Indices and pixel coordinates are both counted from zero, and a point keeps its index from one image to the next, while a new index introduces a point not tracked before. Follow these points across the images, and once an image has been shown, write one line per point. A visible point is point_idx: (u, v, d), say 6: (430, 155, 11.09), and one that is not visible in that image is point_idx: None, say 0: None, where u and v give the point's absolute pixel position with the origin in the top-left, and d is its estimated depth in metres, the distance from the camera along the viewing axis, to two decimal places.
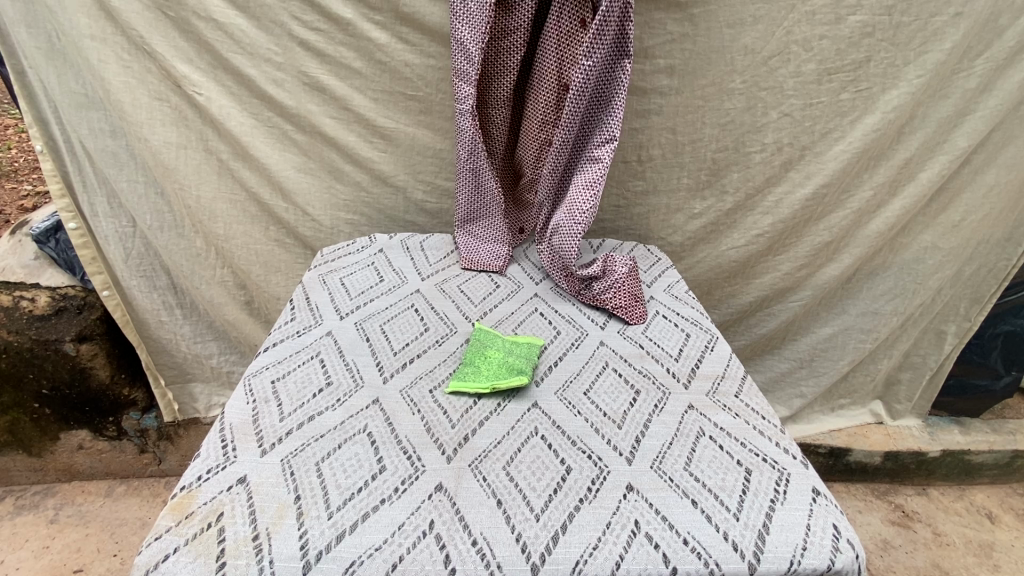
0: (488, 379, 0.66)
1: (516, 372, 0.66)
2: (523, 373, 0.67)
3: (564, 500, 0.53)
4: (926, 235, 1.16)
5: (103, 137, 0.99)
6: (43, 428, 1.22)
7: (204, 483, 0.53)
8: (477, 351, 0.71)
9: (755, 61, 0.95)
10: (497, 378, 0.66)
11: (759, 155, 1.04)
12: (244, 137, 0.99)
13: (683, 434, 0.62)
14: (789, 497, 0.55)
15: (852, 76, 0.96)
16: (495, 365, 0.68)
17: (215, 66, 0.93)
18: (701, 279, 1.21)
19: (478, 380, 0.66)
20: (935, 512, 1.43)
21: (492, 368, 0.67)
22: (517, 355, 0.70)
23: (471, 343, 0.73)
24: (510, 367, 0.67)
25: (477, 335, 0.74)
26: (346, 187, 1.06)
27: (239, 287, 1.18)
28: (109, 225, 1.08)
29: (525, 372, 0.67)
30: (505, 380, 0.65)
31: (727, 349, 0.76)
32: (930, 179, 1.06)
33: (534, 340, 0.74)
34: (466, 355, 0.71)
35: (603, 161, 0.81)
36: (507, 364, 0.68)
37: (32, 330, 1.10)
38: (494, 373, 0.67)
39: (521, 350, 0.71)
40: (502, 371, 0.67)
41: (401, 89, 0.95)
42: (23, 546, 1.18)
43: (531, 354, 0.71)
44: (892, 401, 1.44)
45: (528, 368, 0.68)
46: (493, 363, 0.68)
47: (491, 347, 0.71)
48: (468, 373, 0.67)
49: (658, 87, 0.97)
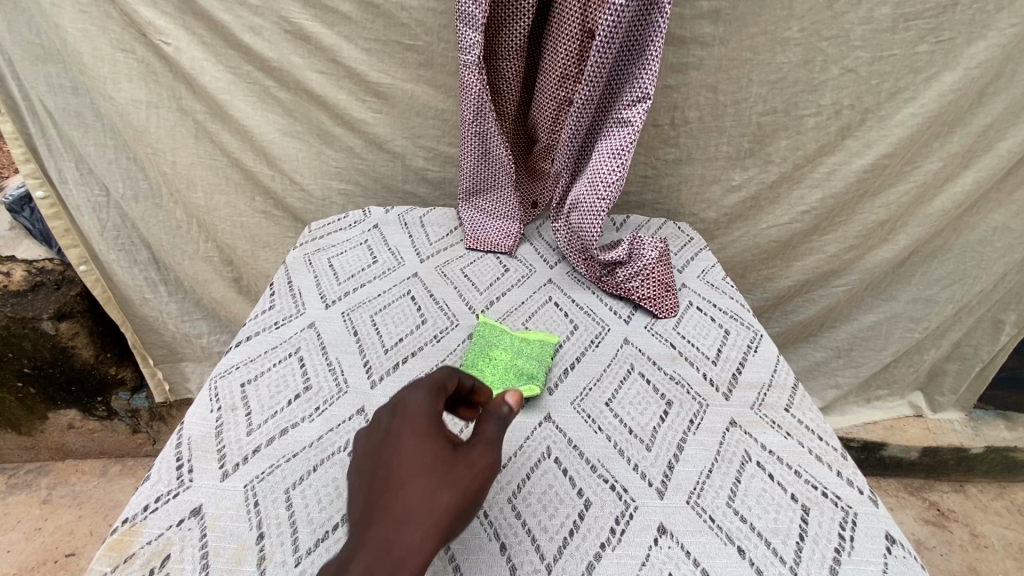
0: (489, 388, 0.56)
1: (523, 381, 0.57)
2: (533, 383, 0.57)
3: (582, 546, 0.44)
4: (997, 214, 1.02)
5: (64, 94, 0.88)
6: (31, 408, 1.16)
7: (151, 515, 0.44)
8: (479, 352, 0.61)
9: (817, 4, 0.79)
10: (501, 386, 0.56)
11: (812, 119, 0.90)
12: (221, 95, 0.87)
13: (725, 459, 0.51)
14: (858, 546, 0.45)
15: (933, 22, 0.80)
16: (497, 369, 0.58)
17: (184, 10, 0.81)
18: (735, 260, 1.09)
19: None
20: (973, 511, 1.33)
21: (494, 374, 0.57)
22: (526, 358, 0.59)
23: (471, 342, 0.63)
24: (519, 372, 0.57)
25: (479, 332, 0.63)
26: (337, 153, 0.94)
27: (225, 263, 1.09)
28: (80, 194, 0.98)
29: (535, 380, 0.57)
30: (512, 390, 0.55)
31: (773, 351, 0.65)
32: (1011, 149, 0.91)
33: (548, 337, 0.64)
34: (465, 356, 0.61)
35: (633, 125, 0.68)
36: (512, 369, 0.58)
37: (7, 307, 1.00)
38: (500, 379, 0.57)
39: (531, 350, 0.61)
40: (505, 377, 0.57)
41: (397, 38, 0.82)
42: (16, 527, 1.15)
43: (543, 355, 0.61)
44: (935, 393, 1.33)
45: (538, 377, 0.58)
46: (495, 366, 0.58)
47: (495, 348, 0.61)
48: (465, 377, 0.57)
49: (699, 36, 0.82)
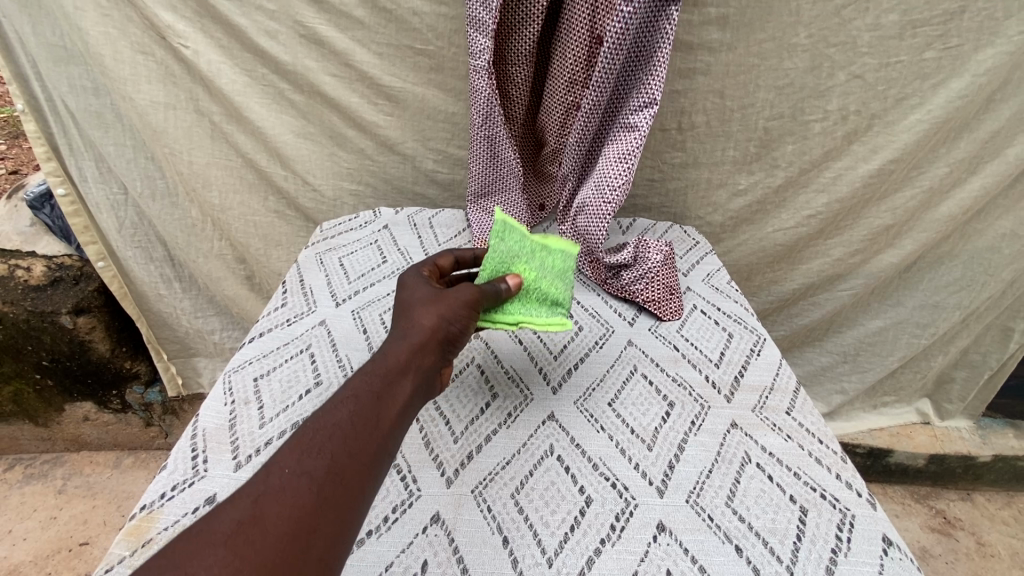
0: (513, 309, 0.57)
1: (549, 309, 0.59)
2: (558, 309, 0.59)
3: (582, 541, 0.45)
4: (1005, 221, 1.01)
5: (86, 95, 0.91)
6: (48, 400, 1.19)
7: (168, 503, 0.46)
8: (500, 265, 0.58)
9: (825, 11, 0.80)
10: (530, 315, 0.57)
11: (819, 125, 0.90)
12: (236, 97, 0.89)
13: (725, 460, 0.52)
14: (854, 548, 0.45)
15: (940, 29, 0.80)
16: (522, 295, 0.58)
17: (202, 14, 0.83)
18: (741, 264, 1.10)
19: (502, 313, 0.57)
20: (980, 520, 1.31)
21: (519, 300, 0.58)
22: (551, 275, 0.59)
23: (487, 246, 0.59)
24: (540, 297, 0.58)
25: (497, 237, 0.59)
26: (349, 154, 0.96)
27: (238, 261, 1.11)
28: (99, 193, 1.01)
29: (555, 303, 0.58)
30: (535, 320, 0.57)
31: (776, 355, 0.65)
32: (1018, 155, 0.91)
33: (569, 245, 0.61)
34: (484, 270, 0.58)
35: (640, 130, 0.69)
36: (538, 294, 0.58)
37: (28, 301, 1.03)
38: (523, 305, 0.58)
39: (555, 263, 0.60)
40: (531, 305, 0.58)
41: (408, 42, 0.83)
42: (32, 516, 1.18)
43: (567, 268, 0.61)
44: (942, 400, 1.32)
45: (563, 298, 0.59)
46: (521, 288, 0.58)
47: (516, 260, 0.59)
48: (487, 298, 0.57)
49: (707, 42, 0.83)
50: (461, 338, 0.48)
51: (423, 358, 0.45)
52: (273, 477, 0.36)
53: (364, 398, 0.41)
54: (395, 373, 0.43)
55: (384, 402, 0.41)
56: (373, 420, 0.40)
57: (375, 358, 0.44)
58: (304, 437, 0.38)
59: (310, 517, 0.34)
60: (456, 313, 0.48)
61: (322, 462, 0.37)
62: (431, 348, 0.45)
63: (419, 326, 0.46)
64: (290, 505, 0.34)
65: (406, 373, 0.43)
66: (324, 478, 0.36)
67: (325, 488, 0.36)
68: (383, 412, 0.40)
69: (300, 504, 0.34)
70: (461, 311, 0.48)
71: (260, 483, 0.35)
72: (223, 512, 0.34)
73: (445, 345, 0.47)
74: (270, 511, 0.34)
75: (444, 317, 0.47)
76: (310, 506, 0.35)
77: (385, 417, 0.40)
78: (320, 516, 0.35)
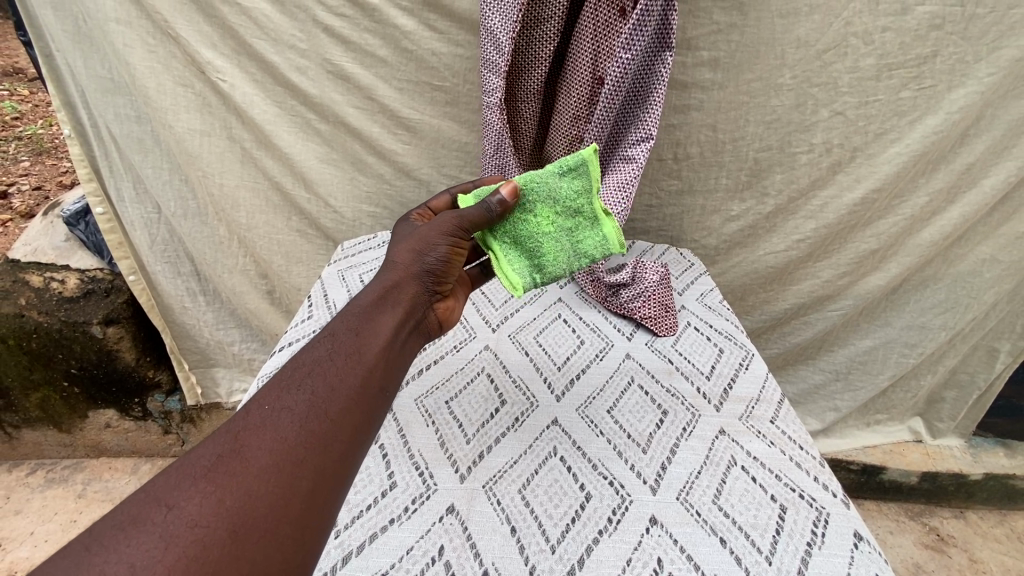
0: (506, 237, 0.63)
1: (528, 268, 0.63)
2: (534, 275, 0.63)
3: (582, 531, 0.50)
4: (984, 246, 1.07)
5: (129, 123, 0.99)
6: (73, 407, 1.25)
7: None
8: (534, 192, 0.62)
9: (808, 54, 0.87)
10: (506, 256, 0.63)
11: (805, 156, 0.97)
12: (267, 126, 0.97)
13: (713, 462, 0.58)
14: (828, 541, 0.50)
15: (915, 71, 0.87)
16: (525, 231, 0.62)
17: (239, 52, 0.91)
18: (734, 284, 1.16)
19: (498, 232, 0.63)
20: (973, 537, 1.34)
21: (519, 233, 0.63)
22: (559, 244, 0.63)
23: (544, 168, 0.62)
24: (533, 249, 0.63)
25: (558, 170, 0.61)
26: (368, 179, 1.03)
27: (260, 276, 1.19)
28: (135, 211, 1.08)
29: (534, 265, 0.63)
30: (507, 261, 0.62)
31: (763, 369, 0.71)
32: (994, 186, 0.97)
33: (611, 240, 0.64)
34: (521, 180, 0.62)
35: (637, 161, 0.76)
36: (536, 245, 0.63)
37: (61, 311, 1.09)
38: (515, 238, 0.63)
39: (574, 240, 0.63)
40: (523, 248, 0.63)
41: (427, 79, 0.91)
42: (53, 519, 1.23)
43: (580, 256, 0.64)
44: (934, 419, 1.36)
45: (548, 271, 0.63)
46: (529, 225, 0.62)
47: (549, 201, 0.62)
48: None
49: (700, 81, 0.91)
50: (440, 266, 0.56)
51: (400, 293, 0.53)
52: (254, 412, 0.39)
53: (341, 337, 0.46)
54: (372, 309, 0.49)
55: (360, 338, 0.46)
56: (349, 357, 0.44)
57: (355, 301, 0.50)
58: (283, 378, 0.42)
59: (293, 446, 0.38)
60: (429, 245, 0.55)
61: (301, 397, 0.40)
62: (408, 281, 0.54)
63: (397, 265, 0.55)
64: (270, 437, 0.38)
65: (382, 309, 0.50)
66: (303, 412, 0.40)
67: (305, 422, 0.39)
68: (360, 348, 0.45)
69: (281, 435, 0.38)
70: (435, 240, 0.55)
71: (241, 420, 0.39)
72: (206, 447, 0.37)
73: (422, 275, 0.55)
74: (250, 444, 0.37)
75: (418, 251, 0.55)
76: (291, 436, 0.38)
77: (363, 352, 0.45)
78: (301, 446, 0.38)
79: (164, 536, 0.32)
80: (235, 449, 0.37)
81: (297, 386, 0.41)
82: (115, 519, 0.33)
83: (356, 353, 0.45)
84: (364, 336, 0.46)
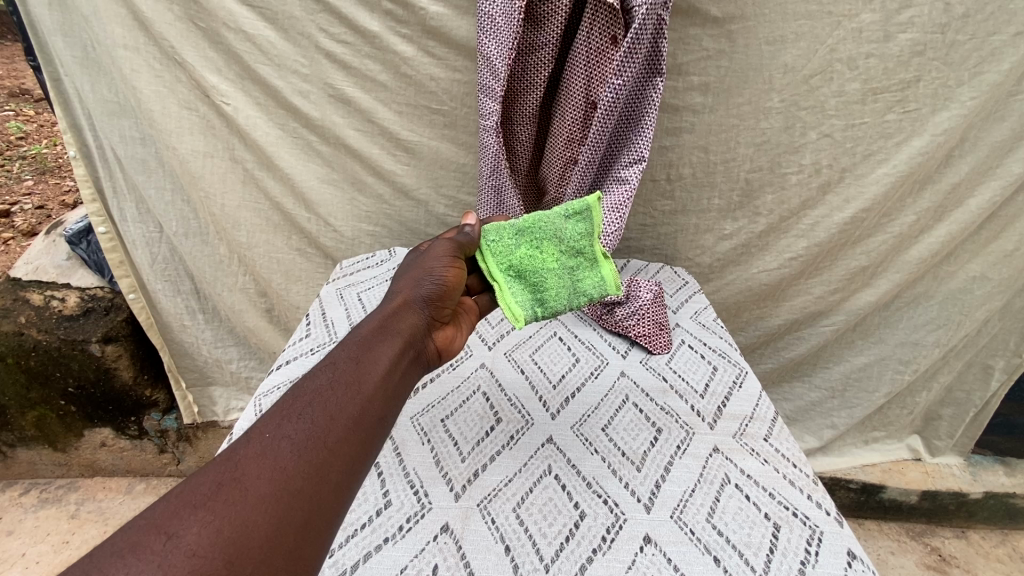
0: (509, 268, 0.65)
1: (532, 302, 0.65)
2: (537, 309, 0.64)
3: (576, 550, 0.50)
4: (974, 264, 1.08)
5: (133, 144, 1.01)
6: (69, 425, 1.24)
7: None
8: (541, 230, 0.66)
9: (795, 79, 0.89)
10: (511, 287, 0.64)
11: (795, 176, 0.99)
12: (269, 148, 0.99)
13: (708, 481, 0.58)
14: (821, 560, 0.50)
15: (899, 95, 0.89)
16: (529, 265, 0.65)
17: (243, 76, 0.94)
18: (729, 302, 1.17)
19: (504, 264, 0.65)
20: (975, 557, 1.33)
21: (524, 266, 0.65)
22: (561, 281, 0.66)
23: (551, 211, 0.67)
24: (535, 281, 0.65)
25: (564, 213, 0.67)
26: (368, 199, 1.05)
27: (259, 294, 1.20)
28: (136, 230, 1.10)
29: (536, 297, 0.65)
30: (510, 288, 0.64)
31: (756, 387, 0.71)
32: (980, 205, 0.99)
33: (607, 281, 0.68)
34: (529, 219, 0.66)
35: (630, 182, 0.77)
36: (539, 278, 0.65)
37: (60, 330, 1.10)
38: (518, 268, 0.65)
39: (574, 278, 0.67)
40: (526, 281, 0.65)
41: (426, 103, 0.93)
42: (45, 539, 1.21)
43: (581, 293, 0.67)
44: (932, 436, 1.35)
45: (550, 305, 0.65)
46: (534, 259, 0.65)
47: (554, 240, 0.66)
48: (504, 238, 0.65)
49: (691, 105, 0.93)
50: (438, 292, 0.58)
51: (398, 324, 0.53)
52: (255, 440, 0.39)
53: (342, 366, 0.47)
54: (372, 339, 0.50)
55: (361, 367, 0.47)
56: (348, 387, 0.45)
57: (356, 331, 0.51)
58: (284, 406, 0.43)
59: (291, 475, 0.38)
60: (427, 274, 0.58)
61: (301, 427, 0.41)
62: (408, 309, 0.55)
63: (398, 292, 0.57)
64: (271, 466, 0.38)
65: (381, 339, 0.51)
66: (304, 442, 0.40)
67: (304, 452, 0.39)
68: (362, 377, 0.46)
69: (280, 466, 0.38)
70: (433, 267, 0.59)
71: (242, 446, 0.39)
72: (206, 476, 0.37)
73: (419, 301, 0.56)
74: (251, 473, 0.37)
75: (415, 281, 0.58)
76: (291, 466, 0.38)
77: (362, 382, 0.46)
78: (298, 477, 0.38)
79: (162, 567, 0.31)
80: (236, 476, 0.37)
81: (297, 416, 0.42)
82: (110, 548, 0.32)
83: (357, 383, 0.46)
84: (366, 365, 0.47)
